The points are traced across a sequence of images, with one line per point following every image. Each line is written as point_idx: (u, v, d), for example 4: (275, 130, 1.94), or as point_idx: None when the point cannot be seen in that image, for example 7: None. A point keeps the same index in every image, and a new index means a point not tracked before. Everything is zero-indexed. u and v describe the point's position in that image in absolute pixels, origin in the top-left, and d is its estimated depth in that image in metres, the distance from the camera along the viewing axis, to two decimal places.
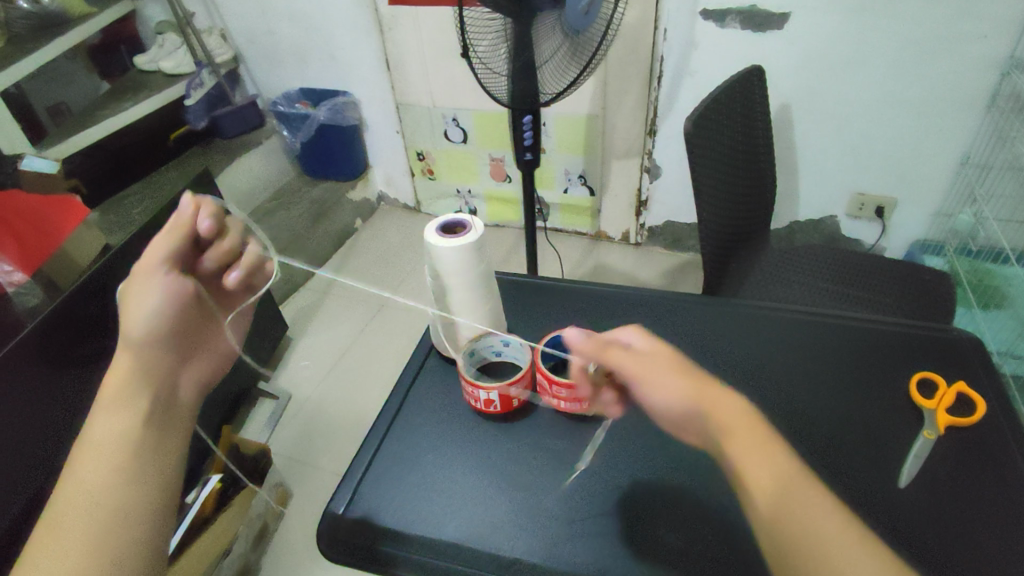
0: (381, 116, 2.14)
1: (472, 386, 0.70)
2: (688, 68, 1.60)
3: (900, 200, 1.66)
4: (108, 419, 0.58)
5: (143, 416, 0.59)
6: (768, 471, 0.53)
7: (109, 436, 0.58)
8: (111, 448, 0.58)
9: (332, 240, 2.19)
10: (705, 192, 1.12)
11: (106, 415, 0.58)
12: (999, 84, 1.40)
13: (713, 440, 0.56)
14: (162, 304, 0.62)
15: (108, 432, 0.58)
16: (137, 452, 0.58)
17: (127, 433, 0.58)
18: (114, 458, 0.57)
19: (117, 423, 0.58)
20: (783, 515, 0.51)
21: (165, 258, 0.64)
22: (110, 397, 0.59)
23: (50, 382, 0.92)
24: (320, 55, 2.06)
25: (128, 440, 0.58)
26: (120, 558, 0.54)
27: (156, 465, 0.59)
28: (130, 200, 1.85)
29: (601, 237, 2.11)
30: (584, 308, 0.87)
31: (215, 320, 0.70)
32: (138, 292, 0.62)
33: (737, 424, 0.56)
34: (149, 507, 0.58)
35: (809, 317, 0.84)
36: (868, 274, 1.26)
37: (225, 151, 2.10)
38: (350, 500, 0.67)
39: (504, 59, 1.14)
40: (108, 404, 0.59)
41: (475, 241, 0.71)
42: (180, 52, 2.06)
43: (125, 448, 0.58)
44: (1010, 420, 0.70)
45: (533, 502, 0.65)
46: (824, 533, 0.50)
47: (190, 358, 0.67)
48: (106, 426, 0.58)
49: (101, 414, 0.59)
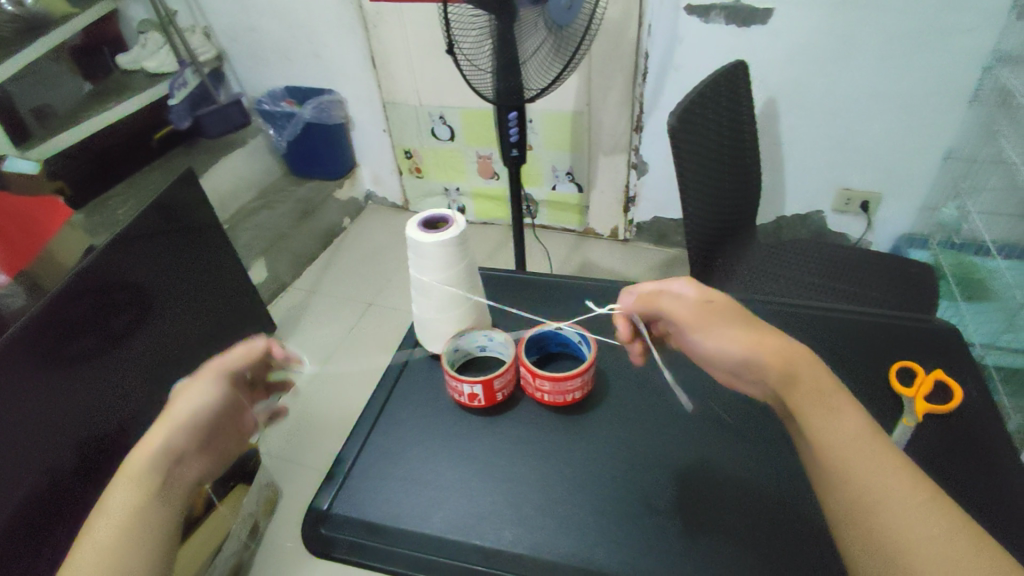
0: (368, 115, 2.13)
1: (456, 381, 0.70)
2: (674, 63, 1.60)
3: (885, 193, 1.67)
4: (124, 487, 0.59)
5: (156, 492, 0.59)
6: (830, 426, 0.53)
7: (120, 505, 0.58)
8: (120, 515, 0.58)
9: (319, 239, 2.18)
10: (690, 186, 1.12)
11: (122, 487, 0.59)
12: (982, 78, 1.41)
13: (773, 390, 0.57)
14: (210, 398, 0.65)
15: (121, 500, 0.58)
16: (143, 524, 0.58)
17: (138, 504, 0.58)
18: (120, 524, 0.57)
19: (130, 496, 0.59)
20: (851, 470, 0.51)
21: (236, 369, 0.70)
22: (131, 471, 0.60)
23: (44, 382, 0.90)
24: (304, 53, 2.04)
25: (135, 511, 0.58)
26: None
27: (158, 540, 0.58)
28: (114, 201, 1.82)
29: (588, 233, 2.12)
30: (569, 302, 0.87)
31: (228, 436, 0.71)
32: (202, 384, 0.66)
33: (804, 374, 0.56)
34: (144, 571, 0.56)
35: (792, 309, 0.84)
36: (855, 268, 1.26)
37: (211, 151, 2.09)
38: (338, 496, 0.66)
39: (489, 56, 1.13)
40: (127, 478, 0.59)
41: (458, 236, 0.71)
42: (163, 52, 2.03)
43: (133, 517, 0.58)
44: (987, 406, 0.70)
45: (520, 493, 0.65)
46: (874, 499, 0.49)
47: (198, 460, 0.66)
48: (118, 497, 0.59)
49: (118, 487, 0.59)
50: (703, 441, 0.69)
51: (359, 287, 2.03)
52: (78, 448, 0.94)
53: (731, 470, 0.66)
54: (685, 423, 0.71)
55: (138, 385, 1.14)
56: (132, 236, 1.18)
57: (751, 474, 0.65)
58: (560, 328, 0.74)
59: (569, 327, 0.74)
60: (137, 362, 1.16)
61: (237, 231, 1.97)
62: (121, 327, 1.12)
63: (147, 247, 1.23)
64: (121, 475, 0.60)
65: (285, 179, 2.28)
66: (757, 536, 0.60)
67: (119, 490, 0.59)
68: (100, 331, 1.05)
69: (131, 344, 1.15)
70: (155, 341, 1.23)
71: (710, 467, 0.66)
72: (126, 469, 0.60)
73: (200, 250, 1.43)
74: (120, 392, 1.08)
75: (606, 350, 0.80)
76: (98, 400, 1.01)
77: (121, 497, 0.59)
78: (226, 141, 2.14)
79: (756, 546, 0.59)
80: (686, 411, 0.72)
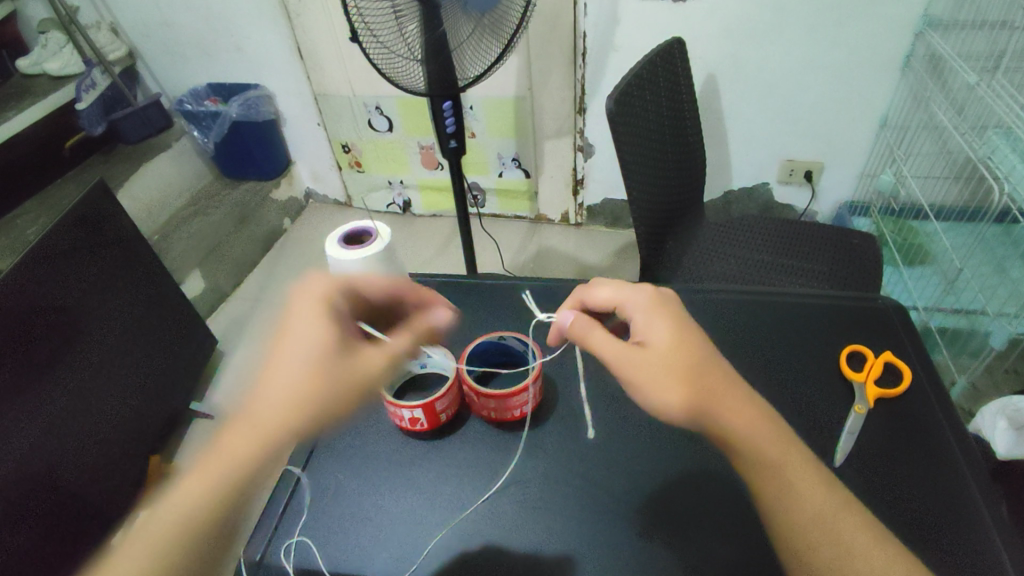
0: (299, 109, 2.02)
1: (393, 406, 0.65)
2: (613, 43, 1.56)
3: (827, 162, 1.69)
4: (284, 422, 0.54)
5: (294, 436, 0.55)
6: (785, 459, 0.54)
7: (312, 364, 0.57)
8: (306, 389, 0.56)
9: (258, 243, 2.08)
10: (634, 171, 1.08)
11: (399, 344, 0.63)
12: (913, 45, 1.42)
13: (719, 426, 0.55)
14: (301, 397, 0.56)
15: (313, 398, 0.56)
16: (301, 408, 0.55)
17: (345, 398, 0.58)
18: (302, 358, 0.57)
19: (354, 368, 0.58)
20: None
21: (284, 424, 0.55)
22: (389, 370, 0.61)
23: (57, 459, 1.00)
24: (224, 47, 1.91)
25: (323, 396, 0.56)
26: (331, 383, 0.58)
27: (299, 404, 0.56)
28: (23, 219, 1.67)
29: (540, 220, 2.08)
30: (514, 305, 0.83)
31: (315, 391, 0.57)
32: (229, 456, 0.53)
33: (747, 414, 0.55)
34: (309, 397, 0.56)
35: (743, 295, 0.81)
36: (799, 241, 1.27)
37: (129, 156, 1.94)
38: (270, 544, 0.61)
39: (409, 42, 1.07)
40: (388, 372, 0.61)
41: (385, 251, 0.67)
42: (66, 51, 1.88)
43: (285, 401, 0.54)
44: (934, 386, 0.70)
45: (472, 521, 0.61)
46: None
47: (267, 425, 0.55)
48: (366, 354, 0.60)
49: (391, 345, 0.62)
50: (658, 444, 0.66)
51: None
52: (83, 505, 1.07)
53: (688, 464, 0.64)
54: (639, 426, 0.68)
55: (62, 413, 1.05)
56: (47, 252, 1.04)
57: (704, 473, 0.63)
58: (502, 338, 0.70)
59: (512, 336, 0.70)
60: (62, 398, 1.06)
61: (168, 242, 1.85)
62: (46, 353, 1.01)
63: (68, 266, 1.10)
64: (407, 345, 0.63)
65: (217, 182, 2.16)
66: (712, 541, 0.58)
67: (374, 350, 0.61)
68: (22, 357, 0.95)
69: (55, 371, 1.04)
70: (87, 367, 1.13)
71: (662, 474, 0.63)
72: (394, 351, 0.62)
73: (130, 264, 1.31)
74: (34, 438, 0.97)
75: (555, 355, 0.76)
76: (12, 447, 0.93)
77: (321, 376, 0.56)
78: (147, 145, 2.00)
79: (712, 551, 0.58)
80: (636, 413, 0.69)
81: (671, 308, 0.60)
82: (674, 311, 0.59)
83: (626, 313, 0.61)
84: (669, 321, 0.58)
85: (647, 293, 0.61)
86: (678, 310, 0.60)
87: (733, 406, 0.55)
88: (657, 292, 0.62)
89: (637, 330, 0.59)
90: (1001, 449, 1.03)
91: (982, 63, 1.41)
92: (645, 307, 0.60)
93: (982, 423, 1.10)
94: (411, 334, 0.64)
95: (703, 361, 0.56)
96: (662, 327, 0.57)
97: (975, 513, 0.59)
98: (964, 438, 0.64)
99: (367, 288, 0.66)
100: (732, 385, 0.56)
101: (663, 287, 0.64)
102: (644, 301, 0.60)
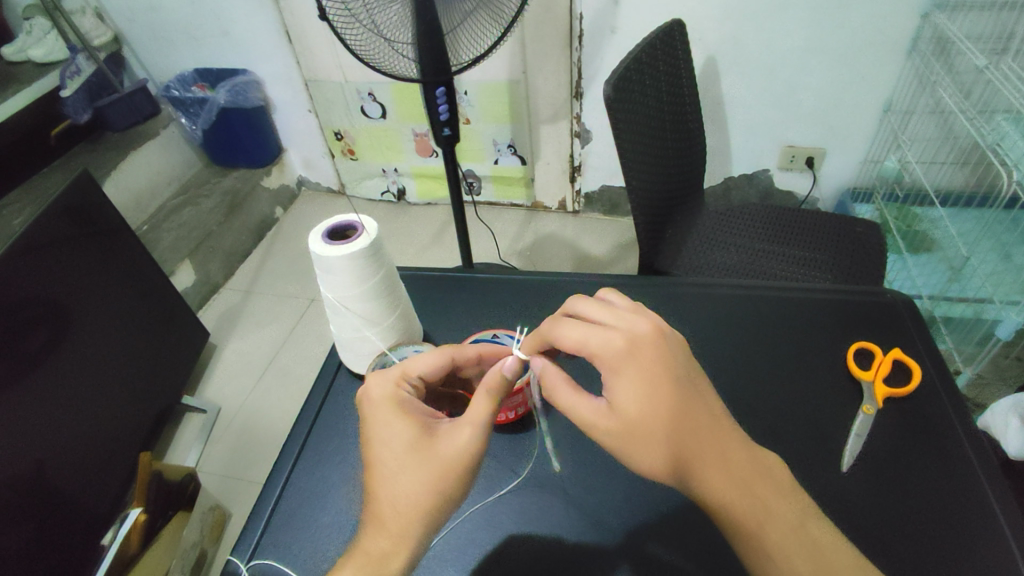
0: (289, 95, 1.97)
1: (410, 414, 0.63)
2: (611, 25, 1.51)
3: (829, 148, 1.65)
4: (398, 539, 0.51)
5: (423, 535, 0.52)
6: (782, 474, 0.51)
7: (396, 475, 0.53)
8: (403, 500, 0.52)
9: (250, 232, 2.04)
10: (631, 159, 1.04)
11: (478, 409, 0.53)
12: (920, 26, 1.38)
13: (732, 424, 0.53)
14: (412, 485, 0.52)
15: (416, 502, 0.52)
16: (415, 497, 0.52)
17: (448, 489, 0.52)
18: (383, 472, 0.53)
19: (435, 463, 0.52)
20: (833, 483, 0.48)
21: (418, 513, 0.52)
22: (483, 443, 0.53)
23: (18, 477, 0.92)
24: (211, 31, 1.86)
25: (425, 497, 0.52)
26: (435, 468, 0.52)
27: (418, 501, 0.52)
28: (7, 210, 1.62)
29: (536, 207, 2.04)
30: (507, 300, 0.80)
31: (430, 471, 0.52)
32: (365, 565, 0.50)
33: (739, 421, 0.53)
34: (419, 486, 0.52)
35: (746, 291, 0.78)
36: (804, 229, 1.24)
37: (115, 145, 1.89)
38: (260, 545, 0.59)
39: (392, 24, 1.03)
40: (479, 435, 0.53)
41: (370, 245, 0.62)
42: (50, 38, 1.82)
43: (399, 498, 0.52)
44: (946, 383, 0.67)
45: (469, 529, 0.59)
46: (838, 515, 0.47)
47: (399, 520, 0.51)
48: (446, 441, 0.53)
49: (469, 416, 0.53)
50: None
51: (299, 282, 1.91)
52: (72, 531, 1.02)
53: None
54: None
55: (48, 407, 1.01)
56: (36, 245, 1.01)
57: None
58: (497, 337, 0.70)
59: (506, 335, 0.70)
60: (50, 393, 1.02)
61: (158, 233, 1.81)
62: (36, 347, 0.99)
63: (57, 257, 1.07)
64: (485, 405, 0.53)
65: (207, 170, 2.11)
66: (717, 546, 0.56)
67: (455, 431, 0.53)
68: (12, 352, 0.92)
69: (47, 366, 1.01)
70: (74, 363, 1.10)
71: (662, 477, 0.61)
72: (476, 423, 0.53)
73: (117, 256, 1.28)
74: (28, 435, 0.95)
75: None
76: (11, 443, 0.91)
77: (415, 484, 0.52)
78: (134, 133, 1.95)
79: (719, 555, 0.55)
80: None
81: (646, 360, 0.52)
82: (646, 366, 0.51)
83: (594, 363, 0.54)
84: (640, 381, 0.51)
85: (615, 346, 0.52)
86: (652, 363, 0.52)
87: (719, 449, 0.50)
88: (630, 341, 0.52)
89: (607, 389, 0.53)
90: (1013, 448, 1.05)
91: (991, 45, 1.37)
92: (614, 364, 0.52)
93: (992, 421, 1.11)
94: (485, 388, 0.54)
95: (680, 418, 0.51)
96: (632, 391, 0.51)
97: (990, 515, 0.57)
98: (977, 436, 0.62)
99: (418, 368, 0.59)
100: (715, 437, 0.51)
101: (641, 321, 0.54)
102: (614, 353, 0.52)
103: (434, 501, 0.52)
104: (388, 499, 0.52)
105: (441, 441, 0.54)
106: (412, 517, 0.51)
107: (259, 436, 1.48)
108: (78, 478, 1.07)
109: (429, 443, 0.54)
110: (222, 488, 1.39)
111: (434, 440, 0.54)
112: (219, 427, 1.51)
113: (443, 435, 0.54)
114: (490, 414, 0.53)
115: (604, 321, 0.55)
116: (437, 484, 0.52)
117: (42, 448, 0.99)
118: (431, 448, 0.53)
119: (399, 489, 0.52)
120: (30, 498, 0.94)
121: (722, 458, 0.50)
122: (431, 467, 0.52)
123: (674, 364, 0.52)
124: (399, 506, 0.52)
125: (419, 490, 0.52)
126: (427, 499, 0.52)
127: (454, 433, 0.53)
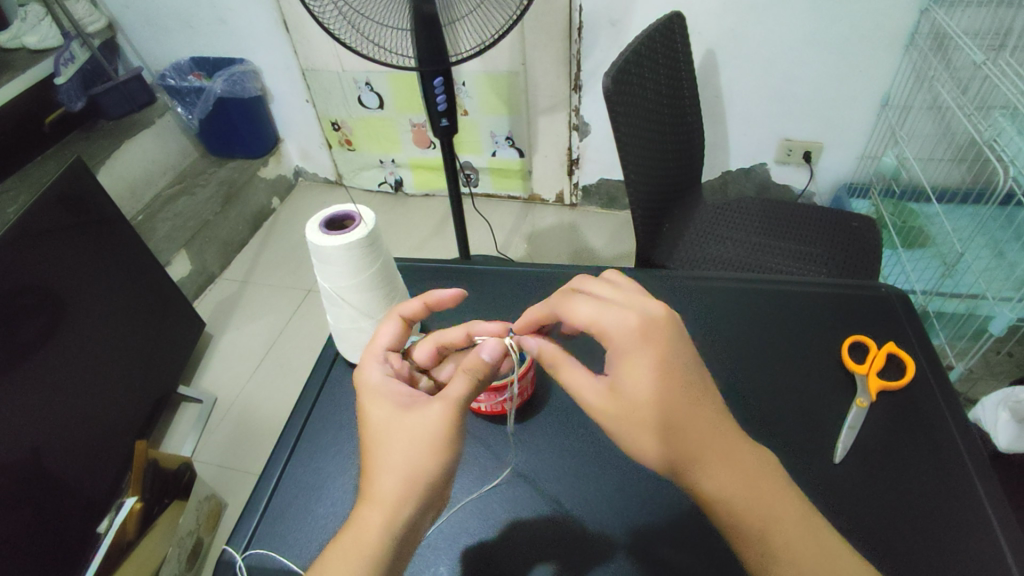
0: (286, 85, 1.96)
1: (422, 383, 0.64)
2: (611, 17, 1.51)
3: (827, 142, 1.65)
4: (383, 504, 0.50)
5: (423, 521, 0.51)
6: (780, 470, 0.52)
7: (387, 443, 0.53)
8: (391, 460, 0.52)
9: (246, 222, 2.03)
10: (630, 152, 1.04)
11: (455, 387, 0.53)
12: (918, 21, 1.37)
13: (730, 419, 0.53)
14: (399, 452, 0.52)
15: (397, 477, 0.51)
16: (403, 463, 0.51)
17: (433, 459, 0.51)
18: (378, 442, 0.54)
19: (416, 432, 0.52)
20: None
21: (409, 478, 0.51)
22: (456, 418, 0.53)
23: (13, 468, 0.91)
24: (207, 18, 1.85)
25: (416, 460, 0.51)
26: (418, 436, 0.52)
27: (409, 467, 0.51)
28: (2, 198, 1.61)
29: (534, 200, 2.04)
30: (505, 293, 0.80)
31: (412, 438, 0.52)
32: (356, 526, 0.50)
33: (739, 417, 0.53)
34: (410, 453, 0.52)
35: (741, 284, 0.79)
36: (795, 223, 1.24)
37: (110, 133, 1.88)
38: (258, 532, 0.60)
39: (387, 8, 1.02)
40: (456, 408, 0.53)
41: (368, 236, 0.62)
42: (45, 24, 1.77)
43: (388, 464, 0.52)
44: (937, 376, 0.68)
45: (465, 517, 0.59)
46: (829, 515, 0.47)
47: (390, 484, 0.51)
48: (421, 414, 0.53)
49: (446, 393, 0.53)
50: None
51: (296, 274, 1.90)
52: (68, 520, 1.02)
53: None
54: None
55: (42, 396, 1.01)
56: (30, 234, 1.00)
57: None
58: None
59: None
60: (44, 383, 1.01)
61: (154, 222, 1.80)
62: (29, 337, 0.98)
63: (52, 246, 1.07)
64: (463, 384, 0.53)
65: (203, 159, 2.10)
66: (716, 540, 0.56)
67: (430, 407, 0.53)
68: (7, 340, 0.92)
69: (42, 355, 1.01)
70: (69, 352, 1.09)
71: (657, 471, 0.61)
72: (451, 399, 0.53)
73: (113, 244, 1.27)
74: (23, 425, 0.95)
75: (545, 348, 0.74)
76: (8, 430, 0.91)
77: (400, 450, 0.52)
78: (129, 121, 1.93)
79: (713, 547, 0.56)
80: None
81: (656, 343, 0.53)
82: (657, 348, 0.53)
83: (603, 340, 0.55)
84: (653, 364, 0.52)
85: (629, 325, 0.53)
86: (661, 344, 0.53)
87: (717, 447, 0.50)
88: (643, 321, 0.53)
89: (611, 369, 0.54)
90: (1003, 441, 1.07)
91: (989, 40, 1.38)
92: (630, 344, 0.53)
93: (982, 416, 1.13)
94: (464, 370, 0.54)
95: (678, 411, 0.51)
96: (641, 379, 0.52)
97: (981, 512, 0.57)
98: (968, 430, 0.63)
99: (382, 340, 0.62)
100: (713, 434, 0.51)
101: (653, 305, 0.56)
102: (630, 336, 0.53)
103: (419, 469, 0.51)
104: (383, 462, 0.52)
105: (419, 412, 0.54)
106: (402, 484, 0.51)
107: (255, 427, 1.49)
108: (74, 467, 1.07)
109: (412, 415, 0.54)
110: (217, 478, 1.39)
111: (413, 412, 0.54)
112: (216, 416, 1.52)
113: (417, 410, 0.54)
114: (465, 393, 0.53)
115: (614, 300, 0.56)
116: (425, 452, 0.52)
117: (40, 433, 0.99)
118: (410, 420, 0.53)
119: (389, 455, 0.52)
120: (24, 488, 0.93)
121: (718, 452, 0.50)
122: (416, 435, 0.52)
123: (680, 350, 0.54)
124: (388, 473, 0.51)
125: (406, 455, 0.52)
126: (416, 463, 0.51)
127: (430, 405, 0.53)
